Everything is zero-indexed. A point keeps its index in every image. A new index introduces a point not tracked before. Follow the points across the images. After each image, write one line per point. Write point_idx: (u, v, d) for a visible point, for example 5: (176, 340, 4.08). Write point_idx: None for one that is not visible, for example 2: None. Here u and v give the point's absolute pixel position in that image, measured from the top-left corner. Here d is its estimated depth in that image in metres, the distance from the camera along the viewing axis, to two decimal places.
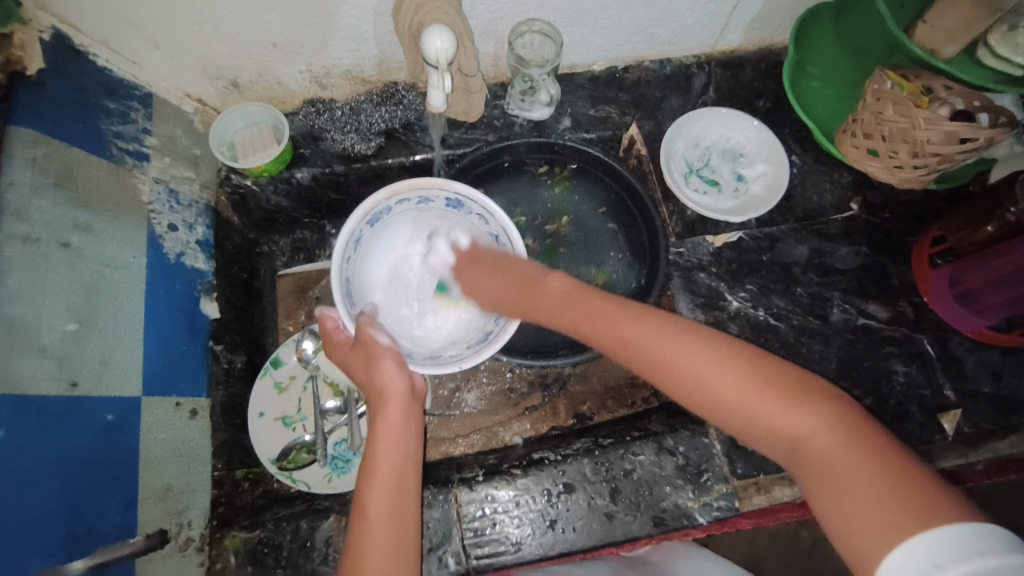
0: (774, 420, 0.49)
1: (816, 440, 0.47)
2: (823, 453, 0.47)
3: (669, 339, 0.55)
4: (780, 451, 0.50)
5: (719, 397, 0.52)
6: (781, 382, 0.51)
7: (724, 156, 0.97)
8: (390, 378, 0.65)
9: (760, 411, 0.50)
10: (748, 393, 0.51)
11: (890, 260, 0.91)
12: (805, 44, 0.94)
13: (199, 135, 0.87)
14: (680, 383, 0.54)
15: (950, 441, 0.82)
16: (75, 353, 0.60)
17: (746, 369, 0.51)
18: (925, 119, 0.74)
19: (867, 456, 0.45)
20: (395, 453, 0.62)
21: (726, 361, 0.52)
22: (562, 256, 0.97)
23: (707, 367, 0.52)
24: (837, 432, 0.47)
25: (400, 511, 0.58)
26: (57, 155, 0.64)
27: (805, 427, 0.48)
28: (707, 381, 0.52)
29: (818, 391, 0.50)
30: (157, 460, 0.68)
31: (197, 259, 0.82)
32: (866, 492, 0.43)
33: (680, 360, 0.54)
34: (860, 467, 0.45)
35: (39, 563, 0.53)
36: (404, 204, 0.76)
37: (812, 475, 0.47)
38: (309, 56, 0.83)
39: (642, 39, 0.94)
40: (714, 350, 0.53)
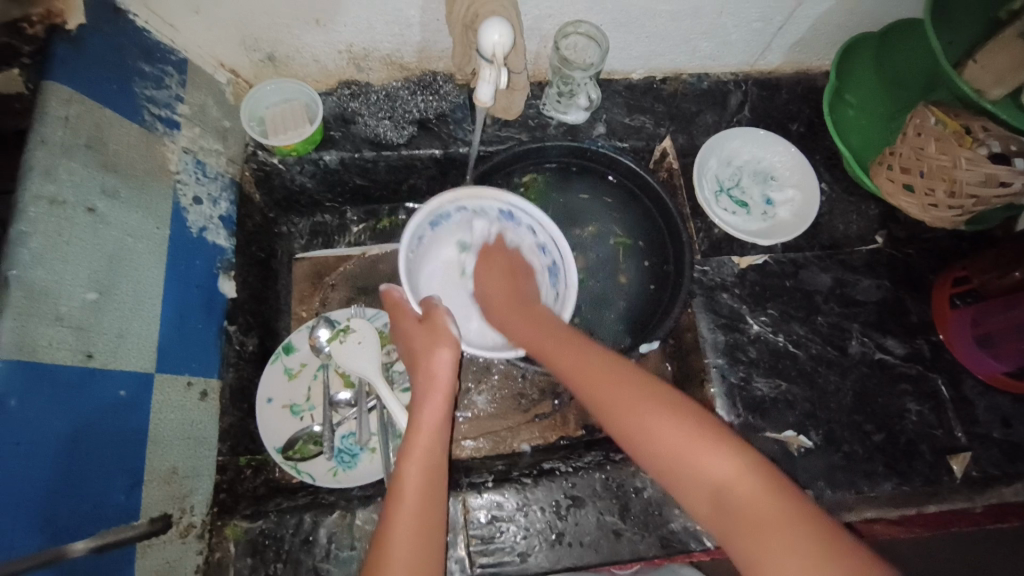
0: (698, 462, 0.54)
1: (735, 489, 0.52)
2: (738, 496, 0.52)
3: (601, 374, 0.62)
4: (697, 496, 0.54)
5: (647, 436, 0.57)
6: (710, 431, 0.56)
7: (755, 178, 0.96)
8: (440, 367, 0.66)
9: (681, 452, 0.55)
10: (679, 439, 0.55)
11: (912, 297, 0.91)
12: (846, 69, 0.94)
13: (229, 106, 0.85)
14: (607, 410, 0.60)
15: (957, 483, 0.82)
16: (92, 323, 0.58)
17: (676, 413, 0.57)
18: (967, 159, 0.74)
19: (792, 514, 0.50)
20: (431, 443, 0.62)
21: (650, 403, 0.58)
22: (584, 264, 0.96)
23: (633, 407, 0.59)
24: (754, 476, 0.53)
25: (430, 501, 0.59)
26: (89, 117, 0.62)
27: (724, 475, 0.53)
28: (638, 421, 0.58)
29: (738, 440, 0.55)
30: (165, 440, 0.66)
31: (218, 235, 0.80)
32: (791, 544, 0.48)
33: (610, 396, 0.60)
34: (776, 517, 0.50)
35: (41, 540, 0.51)
36: (466, 212, 0.80)
37: (731, 520, 0.52)
38: (350, 36, 0.81)
39: (686, 51, 0.93)
40: (643, 393, 0.60)
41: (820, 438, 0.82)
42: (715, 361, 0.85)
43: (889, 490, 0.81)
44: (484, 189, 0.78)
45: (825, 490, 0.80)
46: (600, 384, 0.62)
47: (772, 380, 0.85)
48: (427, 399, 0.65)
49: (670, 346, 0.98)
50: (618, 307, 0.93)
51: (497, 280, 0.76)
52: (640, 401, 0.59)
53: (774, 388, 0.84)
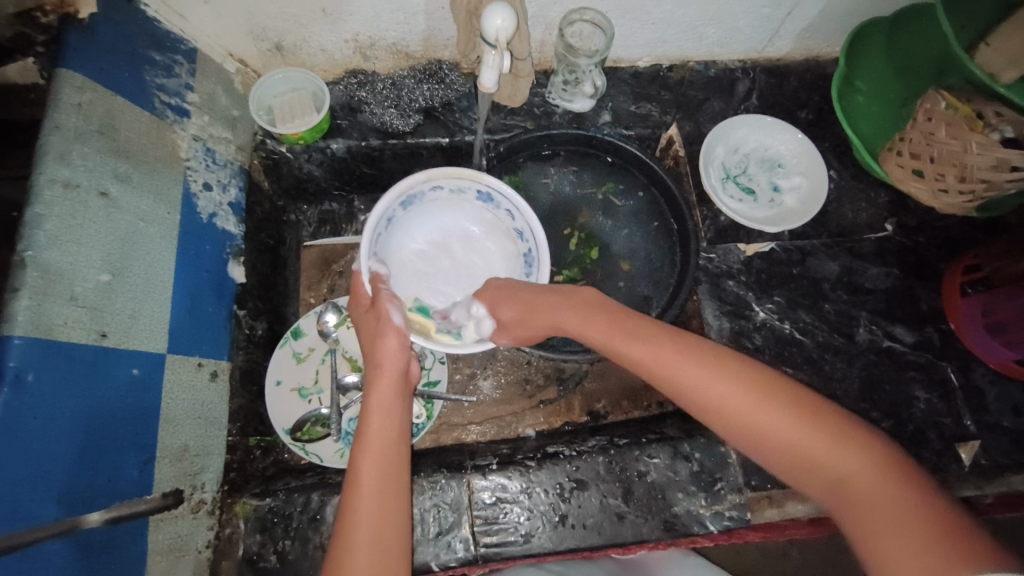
0: (816, 452, 0.49)
1: (860, 480, 0.47)
2: (865, 489, 0.46)
3: (702, 368, 0.55)
4: (824, 491, 0.49)
5: (749, 423, 0.52)
6: (828, 421, 0.50)
7: (762, 165, 0.96)
8: (390, 350, 0.65)
9: (803, 449, 0.50)
10: (794, 430, 0.50)
11: (921, 285, 0.90)
12: (855, 55, 0.93)
13: (238, 96, 0.86)
14: (727, 415, 0.53)
15: (966, 471, 0.81)
16: (106, 305, 0.60)
17: (798, 412, 0.51)
18: (978, 143, 0.73)
19: (910, 508, 0.44)
20: (385, 436, 0.60)
21: (761, 391, 0.53)
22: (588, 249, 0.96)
23: (743, 394, 0.53)
24: (878, 471, 0.47)
25: (391, 493, 0.55)
26: (102, 103, 0.64)
27: (846, 467, 0.48)
28: (740, 412, 0.52)
29: (863, 429, 0.50)
30: (177, 419, 0.68)
31: (228, 221, 0.81)
32: (914, 537, 0.42)
33: (711, 389, 0.54)
34: (898, 508, 0.44)
35: (57, 512, 0.53)
36: (440, 190, 0.77)
37: (856, 515, 0.46)
38: (356, 25, 0.81)
39: (692, 38, 0.92)
40: (754, 381, 0.53)
41: None
42: None
43: None
44: (462, 167, 0.75)
45: None
46: (701, 384, 0.54)
47: (778, 366, 0.84)
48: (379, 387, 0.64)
49: None
50: (623, 293, 0.93)
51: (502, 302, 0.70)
52: (748, 392, 0.53)
53: (779, 374, 0.84)
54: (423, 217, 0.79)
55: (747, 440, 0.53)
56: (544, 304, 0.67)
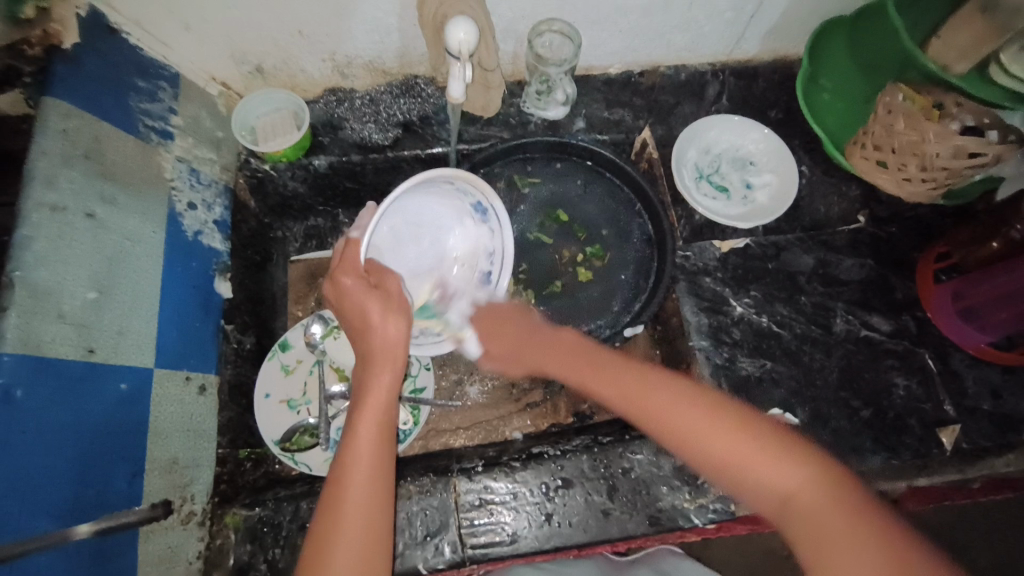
0: (763, 476, 0.55)
1: (806, 500, 0.52)
2: (810, 507, 0.52)
3: (667, 399, 0.61)
4: (770, 509, 0.55)
5: (709, 449, 0.57)
6: (772, 444, 0.56)
7: (734, 164, 0.98)
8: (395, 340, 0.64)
9: (751, 467, 0.55)
10: (747, 456, 0.56)
11: (895, 274, 0.91)
12: (817, 55, 0.96)
13: (221, 117, 0.89)
14: (697, 446, 0.58)
15: (948, 456, 0.82)
16: (93, 321, 0.62)
17: (754, 439, 0.56)
18: (935, 132, 0.75)
19: (844, 513, 0.51)
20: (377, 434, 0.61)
21: (719, 416, 0.58)
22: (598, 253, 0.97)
23: (705, 424, 0.58)
24: (824, 486, 0.53)
25: (380, 481, 0.58)
26: (86, 128, 0.67)
27: (791, 487, 0.54)
28: (705, 443, 0.58)
29: (801, 446, 0.56)
30: (166, 432, 0.69)
31: (214, 239, 0.83)
32: (851, 544, 0.49)
33: (676, 420, 0.60)
34: (838, 519, 0.50)
35: (50, 523, 0.54)
36: (451, 186, 0.75)
37: (798, 530, 0.52)
38: (332, 45, 0.84)
39: (660, 45, 0.95)
40: (718, 409, 0.59)
41: (806, 415, 0.83)
42: (700, 343, 0.87)
43: (878, 464, 0.81)
44: (488, 192, 0.75)
45: None
46: (679, 418, 0.59)
47: (757, 359, 0.86)
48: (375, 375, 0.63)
49: (657, 332, 1.00)
50: (605, 293, 0.95)
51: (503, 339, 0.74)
52: (707, 422, 0.58)
53: (758, 367, 0.86)
54: (420, 199, 0.75)
55: (703, 465, 0.58)
56: (542, 346, 0.73)
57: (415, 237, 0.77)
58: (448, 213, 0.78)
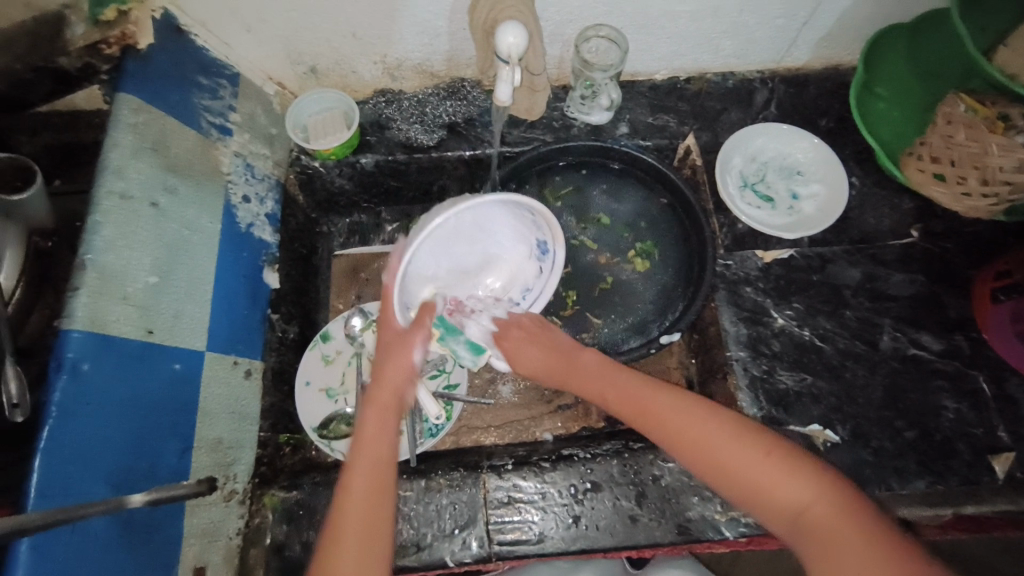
0: (776, 488, 0.59)
1: (817, 511, 0.56)
2: (822, 521, 0.56)
3: (687, 417, 0.65)
4: (784, 524, 0.58)
5: (726, 462, 0.62)
6: (786, 460, 0.60)
7: (781, 173, 0.96)
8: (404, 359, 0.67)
9: (766, 483, 0.59)
10: (762, 470, 0.60)
11: (949, 292, 0.87)
12: (874, 62, 0.93)
13: (276, 115, 0.93)
14: (717, 461, 0.62)
15: (1000, 485, 0.78)
16: (153, 303, 0.66)
17: (769, 456, 0.60)
18: (999, 144, 0.72)
19: (856, 527, 0.54)
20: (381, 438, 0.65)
21: (736, 435, 0.63)
22: (647, 251, 0.96)
23: (720, 439, 0.63)
24: (832, 499, 0.57)
25: (375, 491, 0.61)
26: (154, 123, 0.71)
27: (802, 500, 0.57)
28: (721, 455, 0.62)
29: (813, 464, 0.60)
30: (213, 412, 0.73)
31: (264, 231, 0.87)
32: (859, 552, 0.52)
33: (693, 433, 0.64)
34: (848, 531, 0.54)
35: (106, 491, 0.58)
36: (529, 215, 0.76)
37: (811, 541, 0.55)
38: (383, 47, 0.87)
39: (708, 50, 0.94)
40: (736, 429, 0.63)
41: (847, 433, 0.80)
42: (737, 354, 0.85)
43: (922, 488, 0.78)
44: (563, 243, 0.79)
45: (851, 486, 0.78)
46: (699, 434, 0.64)
47: (797, 372, 0.84)
48: (378, 389, 0.67)
49: (694, 340, 0.98)
50: (641, 299, 0.94)
51: (533, 357, 0.77)
52: (726, 436, 0.63)
53: (798, 381, 0.83)
54: (496, 211, 0.73)
55: (717, 477, 0.62)
56: (572, 362, 0.76)
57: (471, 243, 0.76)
58: (510, 235, 0.78)
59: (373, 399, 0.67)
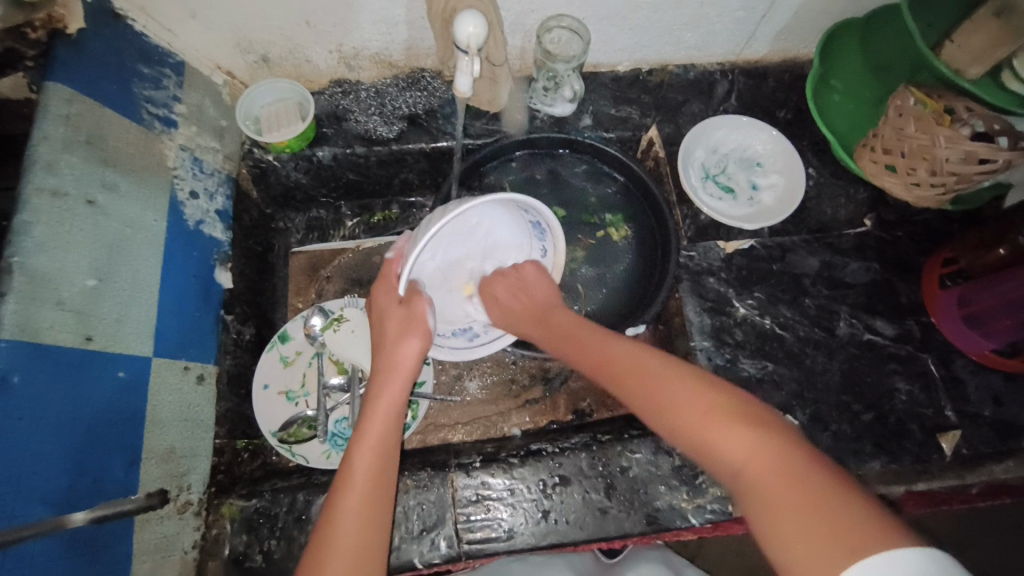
0: (717, 443, 0.52)
1: (755, 467, 0.48)
2: (760, 474, 0.48)
3: (640, 368, 0.62)
4: (730, 483, 0.50)
5: (668, 410, 0.56)
6: (726, 410, 0.53)
7: (741, 165, 0.97)
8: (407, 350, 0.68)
9: (710, 435, 0.52)
10: (700, 420, 0.54)
11: (901, 279, 0.91)
12: (830, 56, 0.95)
13: (225, 106, 0.89)
14: (667, 412, 0.56)
15: (949, 462, 0.82)
16: (93, 308, 0.62)
17: (719, 414, 0.53)
18: (946, 137, 0.74)
19: (807, 486, 0.45)
20: (385, 427, 0.63)
21: (685, 385, 0.57)
22: (615, 222, 0.97)
23: (663, 386, 0.58)
24: (773, 451, 0.48)
25: (376, 495, 0.58)
26: (89, 114, 0.66)
27: (741, 455, 0.50)
28: (664, 399, 0.57)
29: (762, 414, 0.52)
30: (163, 421, 0.69)
31: (215, 228, 0.83)
32: (799, 508, 0.44)
33: (644, 380, 0.60)
34: (788, 487, 0.46)
35: (44, 511, 0.54)
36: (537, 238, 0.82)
37: (750, 499, 0.48)
38: (338, 36, 0.84)
39: (669, 42, 0.94)
40: (682, 377, 0.58)
41: (807, 418, 0.82)
42: (702, 344, 0.86)
43: (878, 468, 0.81)
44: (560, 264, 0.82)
45: None
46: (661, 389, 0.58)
47: (759, 360, 0.85)
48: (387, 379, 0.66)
49: (659, 331, 0.99)
50: (607, 291, 0.94)
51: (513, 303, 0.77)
52: (668, 383, 0.58)
53: (761, 369, 0.85)
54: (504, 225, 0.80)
55: (665, 426, 0.56)
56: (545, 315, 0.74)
57: (474, 237, 0.81)
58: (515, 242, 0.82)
59: (378, 397, 0.65)
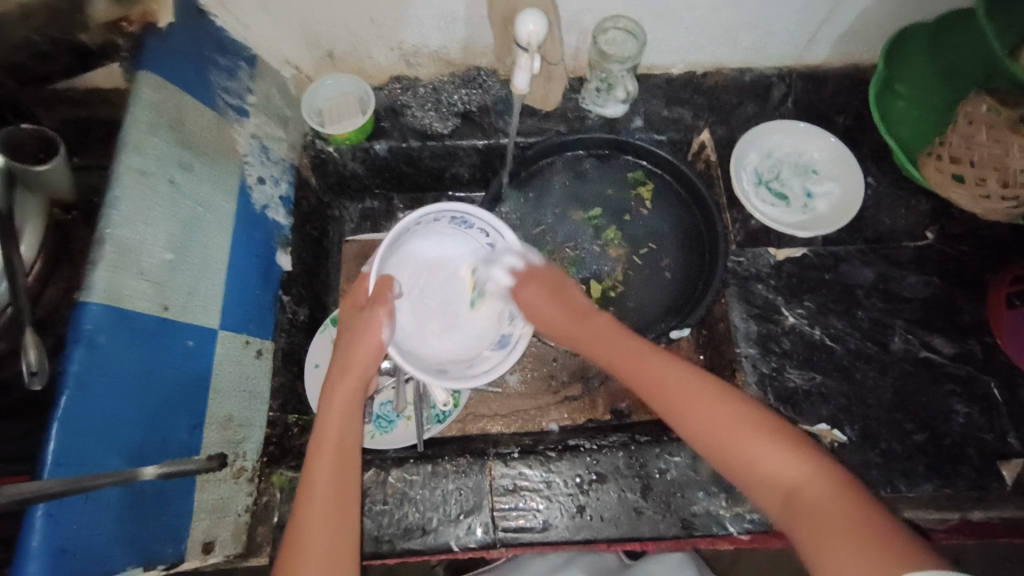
0: (772, 468, 0.60)
1: (810, 491, 0.57)
2: (815, 500, 0.57)
3: (686, 387, 0.66)
4: (780, 503, 0.59)
5: (712, 428, 0.64)
6: (775, 434, 0.62)
7: (795, 170, 0.95)
8: (367, 345, 0.69)
9: (766, 462, 0.60)
10: (753, 445, 0.61)
11: (964, 295, 0.87)
12: (894, 63, 0.92)
13: (292, 98, 0.93)
14: (709, 431, 0.64)
15: (1008, 490, 0.78)
16: (168, 280, 0.67)
17: (771, 439, 0.61)
18: (1021, 146, 0.71)
19: (860, 519, 0.54)
20: (343, 429, 0.67)
21: (736, 414, 0.63)
22: (640, 181, 0.98)
23: (712, 405, 0.64)
24: (824, 481, 0.57)
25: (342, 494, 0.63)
26: (173, 101, 0.71)
27: (797, 479, 0.59)
28: (715, 423, 0.63)
29: (807, 446, 0.61)
30: (224, 390, 0.73)
31: (278, 213, 0.87)
32: (847, 530, 0.53)
33: (687, 398, 0.65)
34: (847, 518, 0.54)
35: (119, 463, 0.58)
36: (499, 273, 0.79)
37: (802, 519, 0.56)
38: (400, 33, 0.87)
39: (726, 45, 0.93)
40: (731, 408, 0.64)
41: (855, 433, 0.80)
42: (746, 351, 0.85)
43: (930, 491, 0.77)
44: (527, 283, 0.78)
45: None
46: (715, 422, 0.64)
47: (806, 371, 0.83)
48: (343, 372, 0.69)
49: (702, 336, 0.98)
50: (650, 290, 0.94)
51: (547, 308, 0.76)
52: (717, 405, 0.64)
53: (808, 380, 0.83)
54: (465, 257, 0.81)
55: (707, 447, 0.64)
56: (588, 319, 0.75)
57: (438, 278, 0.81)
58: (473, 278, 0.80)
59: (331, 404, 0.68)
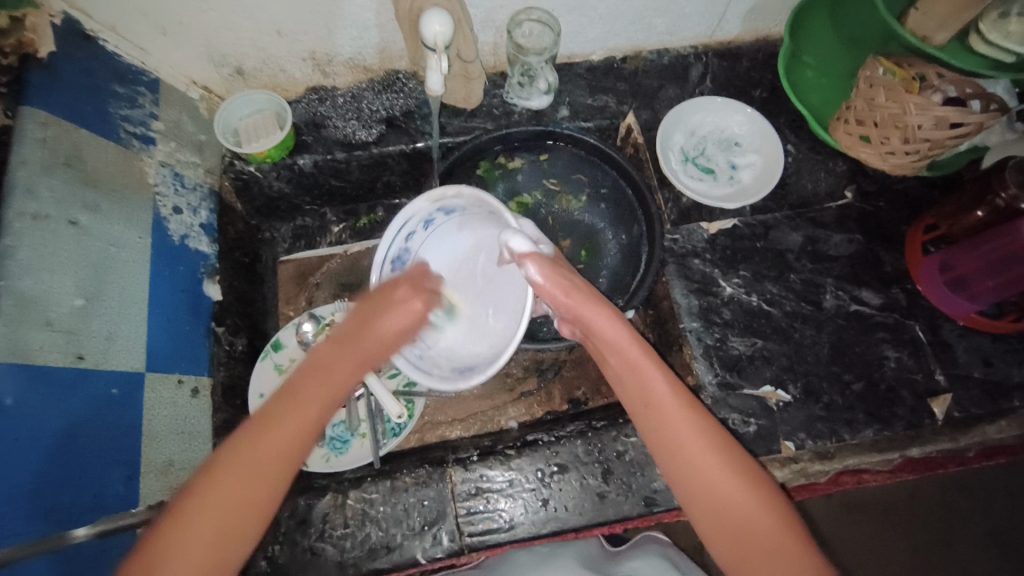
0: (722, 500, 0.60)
1: (761, 525, 0.58)
2: (761, 532, 0.58)
3: (679, 413, 0.64)
4: (719, 522, 0.60)
5: (689, 456, 0.62)
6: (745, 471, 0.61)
7: (719, 145, 0.98)
8: (392, 326, 0.63)
9: (726, 492, 0.60)
10: (723, 477, 0.61)
11: (885, 248, 0.91)
12: (799, 35, 0.96)
13: (203, 121, 0.89)
14: (681, 456, 0.63)
15: (941, 425, 0.83)
16: (81, 327, 0.62)
17: (739, 471, 0.61)
18: (916, 104, 0.75)
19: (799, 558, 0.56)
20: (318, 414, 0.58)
21: (715, 445, 0.62)
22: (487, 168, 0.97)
23: (698, 434, 0.63)
24: (771, 515, 0.59)
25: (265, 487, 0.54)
26: (66, 136, 0.67)
27: (749, 509, 0.59)
28: (691, 452, 0.62)
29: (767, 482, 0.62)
30: (160, 434, 0.69)
31: (200, 242, 0.83)
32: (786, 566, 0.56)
33: (672, 423, 0.63)
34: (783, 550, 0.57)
35: (42, 528, 0.54)
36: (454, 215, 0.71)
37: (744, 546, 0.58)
38: (312, 43, 0.84)
39: (641, 29, 0.95)
40: (714, 439, 0.63)
41: (798, 391, 0.83)
42: (691, 325, 0.87)
43: (871, 436, 0.82)
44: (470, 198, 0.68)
45: (805, 441, 0.81)
46: (679, 434, 0.63)
47: (748, 338, 0.86)
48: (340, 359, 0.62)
49: (648, 317, 1.00)
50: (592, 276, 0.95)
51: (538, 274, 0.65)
52: (700, 435, 0.63)
53: (750, 346, 0.86)
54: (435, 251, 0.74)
55: (676, 465, 0.63)
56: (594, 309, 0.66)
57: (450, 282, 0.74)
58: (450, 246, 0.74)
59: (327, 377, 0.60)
